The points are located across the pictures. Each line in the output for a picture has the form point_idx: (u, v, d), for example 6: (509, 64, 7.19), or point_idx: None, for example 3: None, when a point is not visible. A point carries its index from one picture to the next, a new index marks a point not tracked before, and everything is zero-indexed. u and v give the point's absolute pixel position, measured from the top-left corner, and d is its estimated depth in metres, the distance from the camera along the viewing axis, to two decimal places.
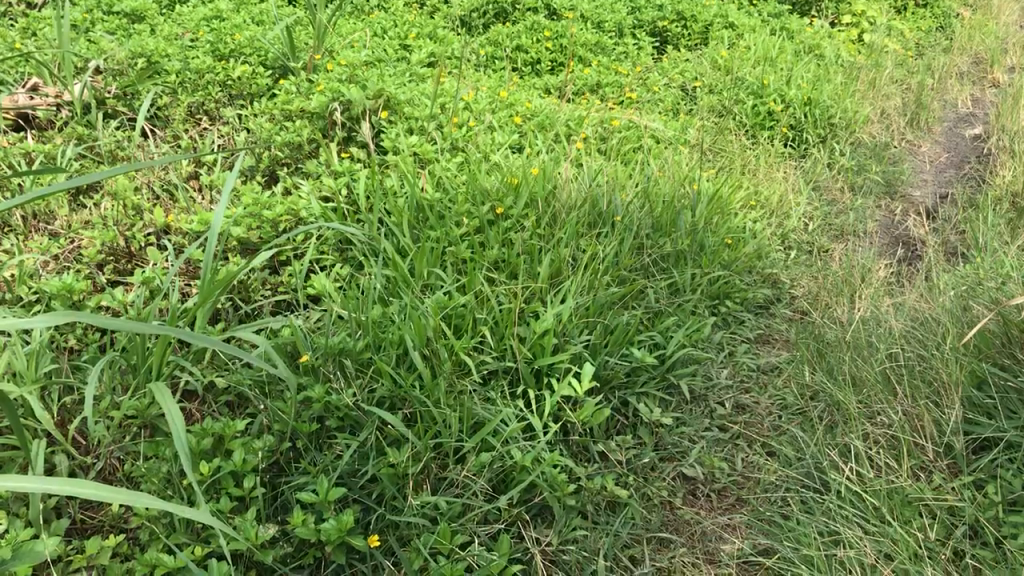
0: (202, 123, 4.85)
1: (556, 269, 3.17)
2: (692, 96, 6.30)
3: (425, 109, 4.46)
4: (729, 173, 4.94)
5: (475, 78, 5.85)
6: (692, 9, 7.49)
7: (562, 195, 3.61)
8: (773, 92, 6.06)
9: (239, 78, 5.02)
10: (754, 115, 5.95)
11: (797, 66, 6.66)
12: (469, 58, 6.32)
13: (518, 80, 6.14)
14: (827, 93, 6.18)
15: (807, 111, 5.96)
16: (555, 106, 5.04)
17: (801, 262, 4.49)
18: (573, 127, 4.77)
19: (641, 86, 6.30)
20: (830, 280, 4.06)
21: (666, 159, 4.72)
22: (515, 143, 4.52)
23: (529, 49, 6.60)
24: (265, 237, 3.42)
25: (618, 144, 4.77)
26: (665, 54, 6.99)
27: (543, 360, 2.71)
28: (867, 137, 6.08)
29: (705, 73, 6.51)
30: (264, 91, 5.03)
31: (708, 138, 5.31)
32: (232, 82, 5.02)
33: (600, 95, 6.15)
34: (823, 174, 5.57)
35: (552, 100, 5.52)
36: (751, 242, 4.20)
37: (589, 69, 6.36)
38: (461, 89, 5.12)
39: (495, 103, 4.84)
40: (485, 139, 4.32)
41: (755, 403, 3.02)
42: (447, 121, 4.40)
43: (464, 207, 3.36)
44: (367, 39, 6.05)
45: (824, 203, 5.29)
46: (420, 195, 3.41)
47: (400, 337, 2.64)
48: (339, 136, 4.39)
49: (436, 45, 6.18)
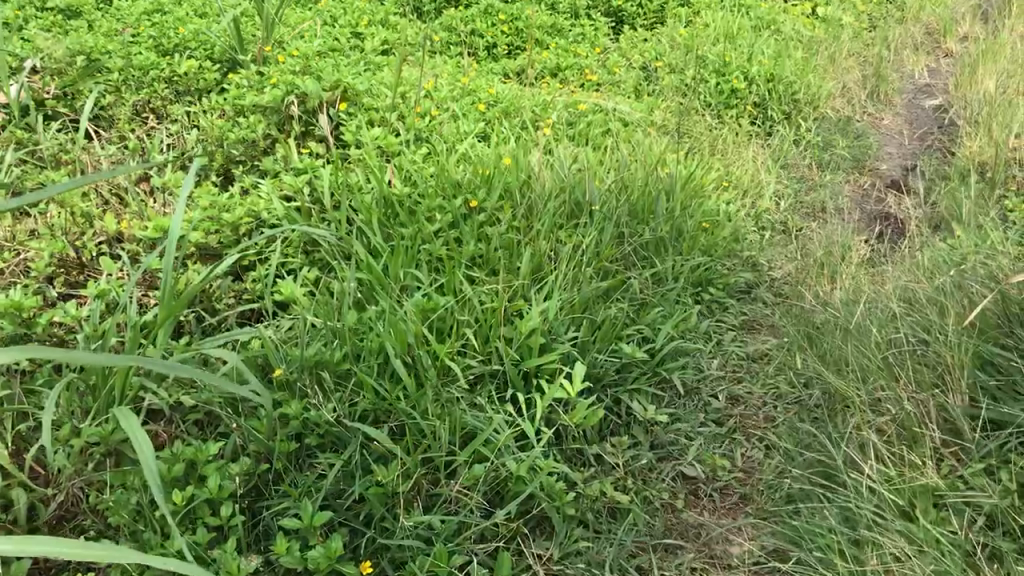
0: (149, 122, 4.63)
1: (537, 264, 3.03)
2: (654, 76, 6.19)
3: (386, 99, 4.28)
4: (698, 154, 4.84)
5: (431, 65, 5.67)
6: None
7: (536, 186, 3.46)
8: (735, 70, 5.97)
9: (185, 74, 4.80)
10: (717, 93, 5.85)
11: (756, 42, 6.57)
12: (423, 45, 6.13)
13: (475, 66, 5.98)
14: (789, 69, 6.09)
15: (771, 89, 5.88)
16: (518, 92, 4.89)
17: (775, 244, 4.42)
18: (538, 114, 4.62)
19: (600, 67, 6.17)
20: (809, 261, 3.98)
21: (634, 142, 4.60)
22: (480, 131, 4.36)
23: (484, 33, 6.43)
24: (225, 241, 3.24)
25: (585, 129, 4.64)
26: (623, 33, 6.85)
27: (532, 361, 2.57)
28: (831, 111, 6.02)
29: (665, 51, 6.39)
30: (213, 86, 4.82)
31: (674, 120, 5.20)
32: (179, 78, 4.79)
33: (560, 79, 6.00)
34: (790, 149, 5.49)
35: (513, 86, 5.37)
36: (727, 224, 4.11)
37: (548, 53, 6.21)
38: (420, 77, 4.95)
39: (456, 90, 4.68)
40: (449, 128, 4.16)
41: (748, 394, 2.91)
42: (407, 110, 4.22)
43: (435, 201, 3.21)
44: (318, 28, 5.83)
45: (793, 181, 5.21)
46: (388, 191, 3.25)
47: (380, 345, 2.49)
48: (296, 131, 4.20)
49: (389, 32, 6.00)
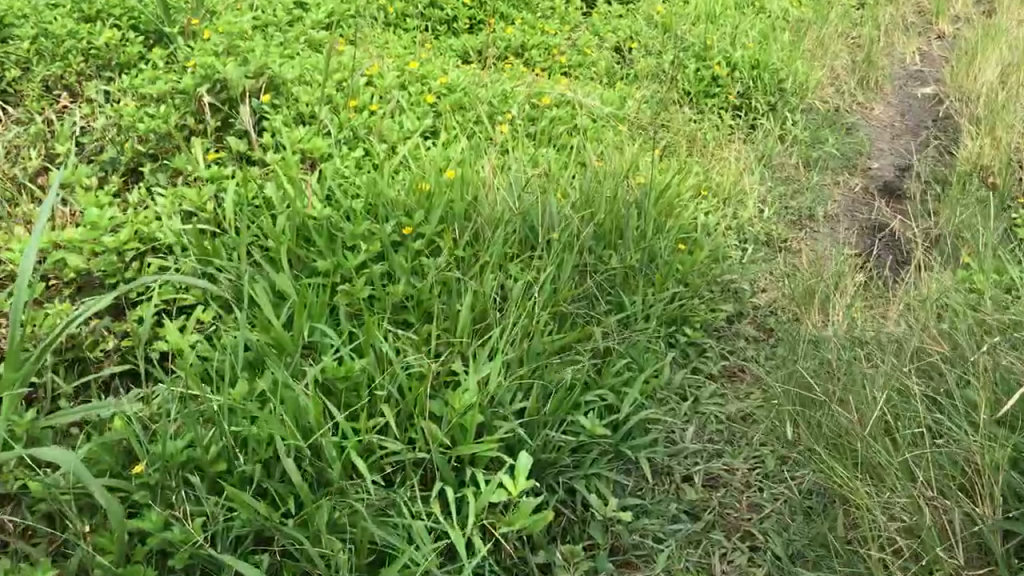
0: (63, 102, 3.92)
1: (480, 312, 2.53)
2: (629, 61, 5.65)
3: (319, 88, 3.72)
4: (675, 155, 4.34)
5: (381, 43, 5.11)
6: None
7: (485, 206, 2.94)
8: (717, 54, 5.44)
9: (104, 47, 4.11)
10: (697, 81, 5.31)
11: (741, 22, 6.04)
12: (375, 17, 5.54)
13: (431, 43, 5.42)
14: (776, 55, 5.57)
15: (757, 75, 5.36)
16: (474, 79, 4.34)
17: (759, 262, 3.95)
18: (497, 104, 4.08)
19: (571, 47, 5.66)
20: (797, 286, 3.51)
21: (603, 143, 4.09)
22: (428, 128, 3.82)
23: (443, 5, 5.86)
24: (109, 268, 2.66)
25: (549, 125, 4.10)
26: (598, 7, 6.29)
27: (465, 450, 2.07)
28: (820, 102, 5.52)
29: (641, 31, 5.86)
30: (136, 61, 4.14)
31: (648, 113, 4.69)
32: (97, 51, 4.09)
33: (525, 62, 5.46)
34: (777, 145, 4.99)
35: (473, 69, 4.82)
36: (706, 241, 3.62)
37: (513, 31, 5.65)
38: (364, 60, 4.38)
39: (403, 78, 4.12)
40: (391, 125, 3.62)
41: (730, 474, 2.43)
42: (344, 101, 3.67)
43: (361, 227, 2.68)
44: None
45: (779, 182, 4.73)
46: (305, 213, 2.72)
47: (271, 433, 1.98)
48: (214, 123, 3.64)
49: (337, 3, 5.41)
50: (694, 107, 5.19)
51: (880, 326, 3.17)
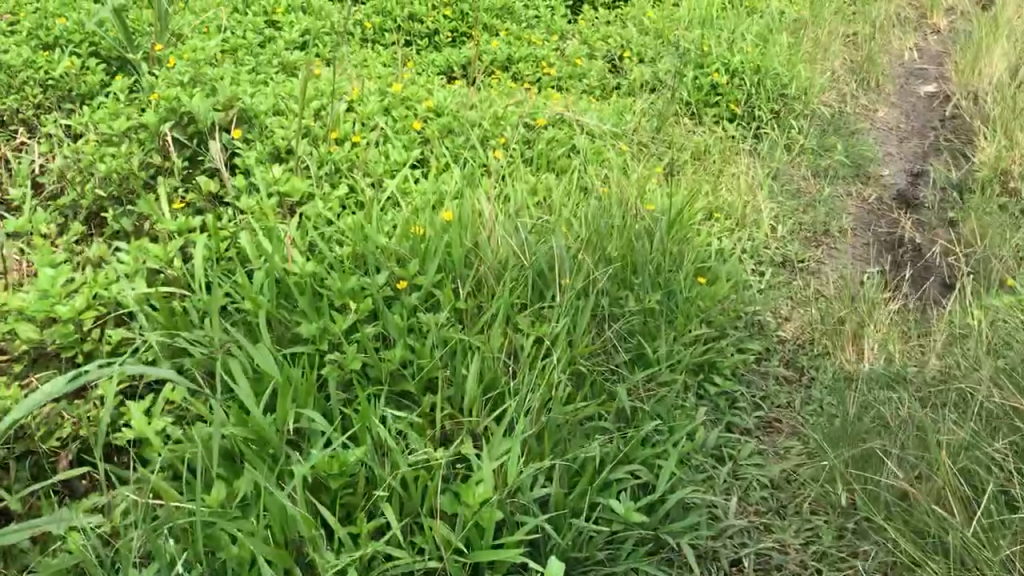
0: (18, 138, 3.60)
1: (489, 377, 2.22)
2: (622, 73, 5.36)
3: (295, 117, 3.40)
4: (682, 175, 4.04)
5: (360, 64, 4.81)
6: None
7: (487, 247, 2.63)
8: (715, 61, 5.16)
9: (62, 76, 3.77)
10: (695, 89, 5.03)
11: (736, 25, 5.77)
12: (352, 35, 5.26)
13: (411, 61, 5.17)
14: (776, 58, 5.29)
15: (760, 82, 5.07)
16: (462, 100, 4.04)
17: (780, 288, 3.66)
18: (489, 127, 3.77)
19: (560, 59, 5.40)
20: (828, 318, 3.22)
21: (606, 165, 3.79)
22: (416, 158, 3.51)
23: (424, 18, 5.62)
24: (63, 337, 2.32)
25: (546, 145, 3.79)
26: (585, 16, 5.99)
27: (483, 557, 1.77)
28: (825, 108, 5.24)
29: (633, 39, 5.60)
30: (97, 91, 3.81)
31: (649, 130, 4.39)
32: (54, 81, 3.76)
33: (513, 77, 5.16)
34: (785, 155, 4.70)
35: (461, 87, 4.51)
36: (725, 272, 3.33)
37: (499, 44, 5.35)
38: (343, 83, 4.07)
39: (387, 105, 3.81)
40: (376, 159, 3.31)
41: (783, 556, 2.20)
42: (324, 132, 3.35)
43: (349, 281, 2.36)
44: (226, 19, 4.91)
45: (791, 196, 4.44)
46: (285, 267, 2.40)
47: (254, 556, 1.68)
48: (182, 161, 3.32)
49: (311, 21, 5.14)
50: (694, 119, 4.90)
51: (925, 363, 2.89)
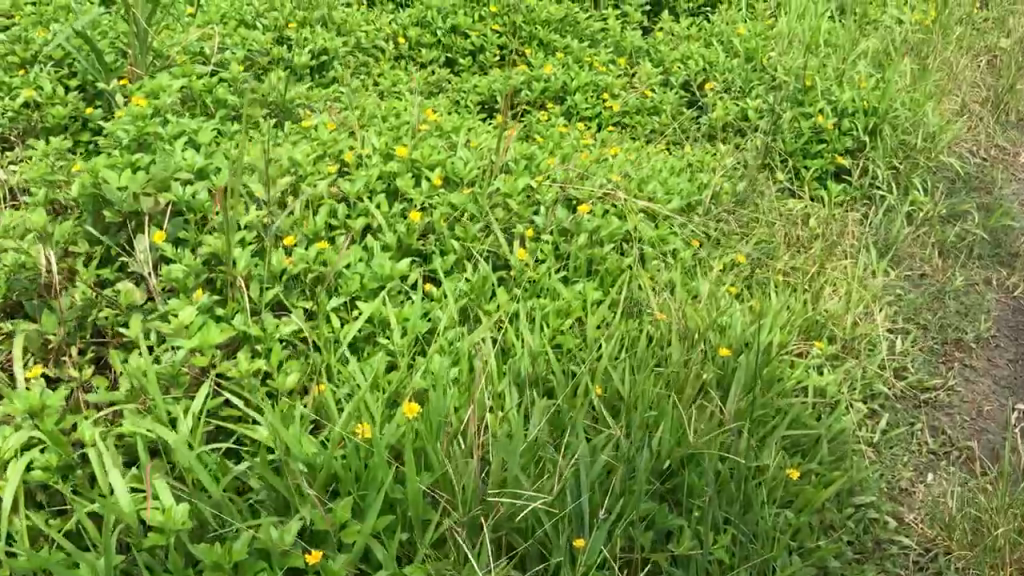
0: None
1: None
2: (702, 108, 4.42)
3: (254, 202, 2.57)
4: (773, 271, 3.10)
5: (377, 100, 4.00)
6: None
7: (461, 468, 1.75)
8: (819, 98, 4.16)
9: (24, 110, 3.59)
10: (794, 134, 4.04)
11: (845, 47, 4.74)
12: (376, 65, 4.50)
13: (444, 98, 4.37)
14: (896, 94, 4.25)
15: (874, 128, 4.06)
16: (490, 167, 3.16)
17: (901, 446, 2.71)
18: (519, 208, 2.88)
19: (626, 87, 4.48)
20: (971, 529, 2.29)
21: (668, 263, 2.88)
22: (415, 259, 2.66)
23: (470, 32, 4.85)
24: None
25: (590, 227, 2.83)
26: (663, 36, 5.07)
27: None
28: (958, 161, 4.19)
29: (719, 62, 4.64)
30: (60, 123, 3.59)
31: (731, 200, 3.45)
32: (14, 114, 3.56)
33: (568, 111, 4.27)
34: (908, 229, 3.69)
35: (497, 135, 3.63)
36: (827, 444, 2.41)
37: (554, 69, 4.47)
38: (342, 135, 3.24)
39: (387, 177, 2.95)
40: (354, 266, 2.46)
41: None
42: (287, 225, 2.51)
43: (231, 550, 1.52)
44: (230, 39, 4.22)
45: (914, 290, 3.45)
46: (137, 513, 1.57)
47: None
48: (104, 253, 2.53)
49: (330, 44, 4.40)
50: (791, 173, 3.92)
51: None
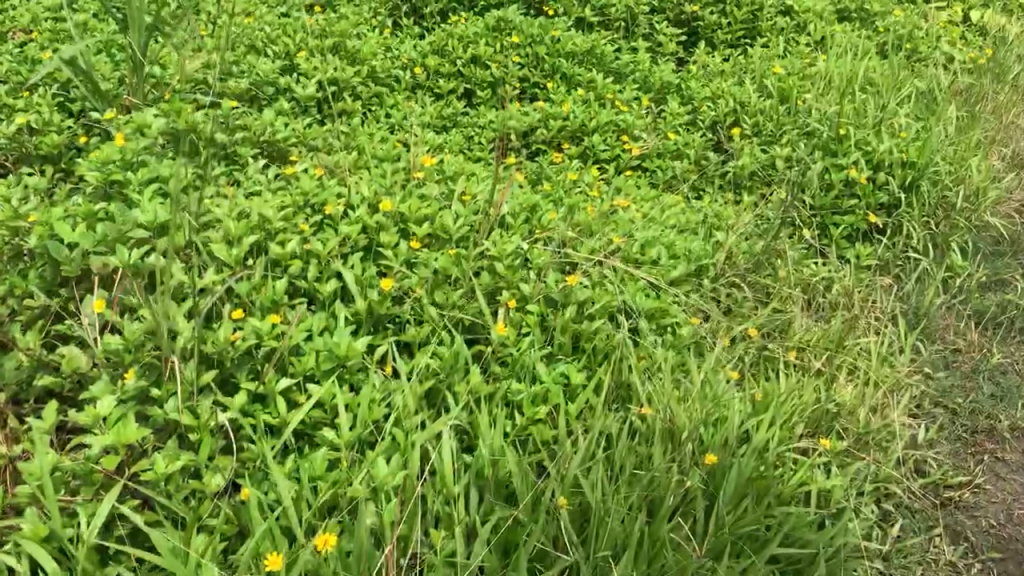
0: None
1: None
2: (728, 153, 4.17)
3: (211, 264, 2.39)
4: (784, 350, 2.84)
5: (380, 137, 3.81)
6: (732, 9, 5.42)
7: None
8: (854, 148, 3.87)
9: (12, 138, 3.46)
10: (823, 187, 3.77)
11: (887, 91, 4.44)
12: (388, 96, 4.32)
13: (455, 133, 4.17)
14: (938, 146, 3.95)
15: (911, 183, 3.76)
16: (483, 222, 2.94)
17: (915, 560, 2.43)
18: (506, 272, 2.66)
19: (648, 127, 4.24)
20: None
21: (665, 339, 2.63)
22: (384, 331, 2.45)
23: (490, 63, 4.64)
24: None
25: (580, 299, 2.60)
26: (695, 72, 4.81)
27: None
28: (1004, 221, 3.87)
29: (750, 102, 4.37)
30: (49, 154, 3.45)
31: (746, 264, 3.19)
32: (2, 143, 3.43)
33: (584, 153, 4.04)
34: (942, 299, 3.40)
35: (500, 185, 3.42)
36: (825, 564, 2.15)
37: (573, 107, 4.25)
38: (328, 181, 3.05)
39: (367, 234, 2.75)
40: (311, 340, 2.26)
41: None
42: (244, 291, 2.32)
43: None
44: (236, 68, 4.08)
45: (944, 369, 3.16)
46: None
47: None
48: (52, 311, 2.36)
49: (341, 73, 4.22)
50: (818, 230, 3.64)
51: None
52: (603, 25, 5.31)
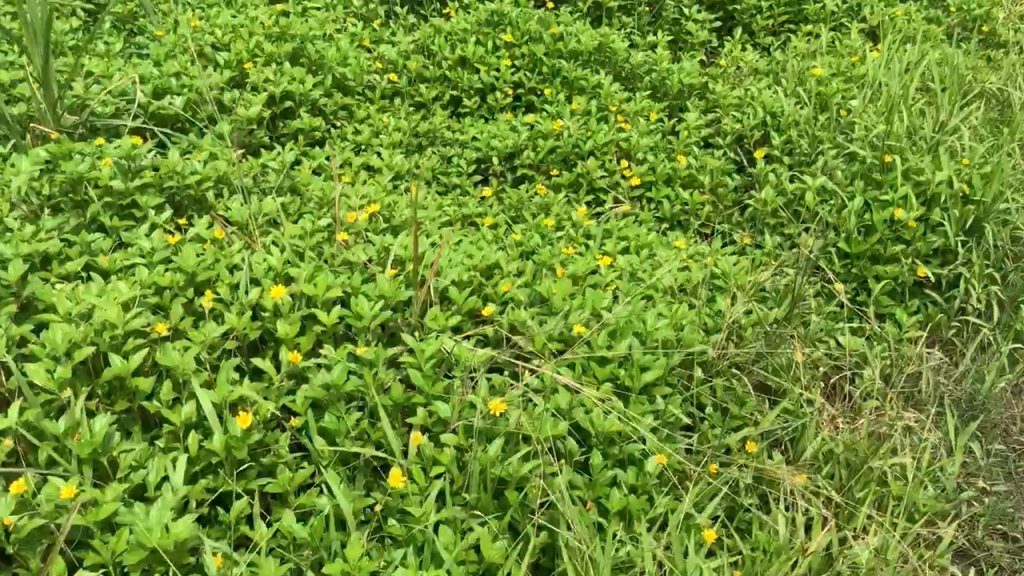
0: None
1: None
2: (752, 178, 3.49)
3: (26, 394, 1.86)
4: (789, 476, 2.21)
5: (335, 169, 3.29)
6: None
7: None
8: (901, 177, 3.15)
9: None
10: (863, 227, 3.07)
11: (949, 97, 3.69)
12: (355, 111, 3.73)
13: (429, 154, 3.56)
14: (1009, 173, 3.20)
15: (973, 225, 3.04)
16: (414, 303, 2.35)
17: None
18: (424, 382, 2.05)
19: (657, 144, 3.57)
20: None
21: (626, 476, 2.01)
22: (249, 475, 1.89)
23: (479, 65, 4.01)
24: None
25: (513, 426, 1.99)
26: (723, 70, 4.10)
27: None
28: None
29: (783, 110, 3.66)
30: None
31: (755, 345, 2.55)
32: None
33: (576, 180, 3.42)
34: (1005, 381, 2.70)
35: (455, 242, 2.83)
36: None
37: (567, 123, 3.61)
38: (231, 247, 2.49)
39: (256, 324, 2.19)
40: (131, 507, 1.71)
41: None
42: (56, 432, 1.78)
43: None
44: (175, 82, 3.52)
45: (1005, 479, 2.48)
46: None
47: None
48: None
49: (298, 85, 3.64)
50: (854, 284, 2.96)
51: None
52: (623, 11, 4.62)
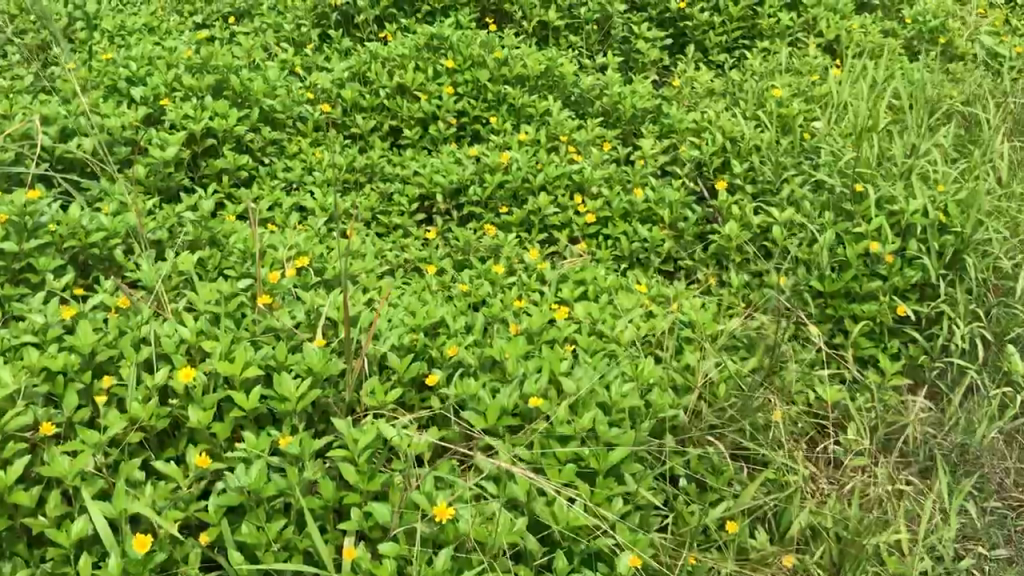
0: None
1: None
2: (714, 210, 3.26)
3: None
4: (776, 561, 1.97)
5: (262, 214, 3.00)
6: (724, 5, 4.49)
7: None
8: (874, 206, 2.94)
9: None
10: (837, 263, 2.85)
11: (916, 117, 3.50)
12: (286, 148, 3.44)
13: (367, 192, 3.28)
14: (985, 199, 3.00)
15: (952, 257, 2.84)
16: (348, 378, 2.08)
17: None
18: (357, 479, 1.79)
19: (613, 174, 3.32)
20: None
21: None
22: None
23: (420, 93, 3.74)
24: None
25: (463, 528, 1.73)
26: (678, 91, 3.88)
27: None
28: None
29: (743, 135, 3.44)
30: None
31: (730, 406, 2.32)
32: None
33: (527, 218, 3.16)
34: (998, 430, 2.49)
35: (395, 296, 2.55)
36: None
37: (516, 155, 3.36)
38: (139, 317, 2.19)
39: (163, 413, 1.90)
40: None
41: None
42: None
43: None
44: (85, 121, 3.19)
45: (1005, 542, 2.27)
46: None
47: None
48: None
49: (222, 120, 3.33)
50: (829, 325, 2.74)
51: None
52: (571, 29, 4.38)
